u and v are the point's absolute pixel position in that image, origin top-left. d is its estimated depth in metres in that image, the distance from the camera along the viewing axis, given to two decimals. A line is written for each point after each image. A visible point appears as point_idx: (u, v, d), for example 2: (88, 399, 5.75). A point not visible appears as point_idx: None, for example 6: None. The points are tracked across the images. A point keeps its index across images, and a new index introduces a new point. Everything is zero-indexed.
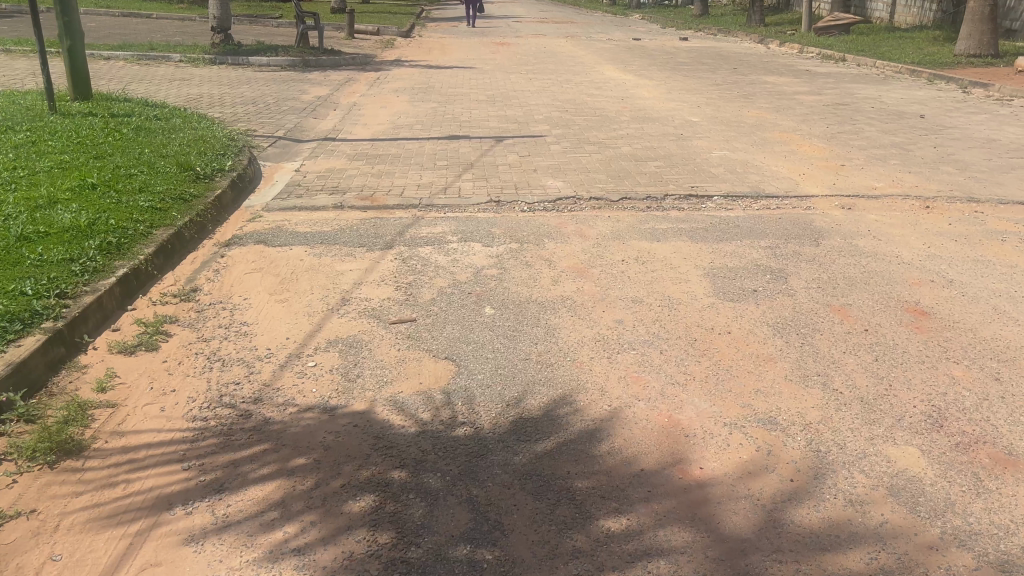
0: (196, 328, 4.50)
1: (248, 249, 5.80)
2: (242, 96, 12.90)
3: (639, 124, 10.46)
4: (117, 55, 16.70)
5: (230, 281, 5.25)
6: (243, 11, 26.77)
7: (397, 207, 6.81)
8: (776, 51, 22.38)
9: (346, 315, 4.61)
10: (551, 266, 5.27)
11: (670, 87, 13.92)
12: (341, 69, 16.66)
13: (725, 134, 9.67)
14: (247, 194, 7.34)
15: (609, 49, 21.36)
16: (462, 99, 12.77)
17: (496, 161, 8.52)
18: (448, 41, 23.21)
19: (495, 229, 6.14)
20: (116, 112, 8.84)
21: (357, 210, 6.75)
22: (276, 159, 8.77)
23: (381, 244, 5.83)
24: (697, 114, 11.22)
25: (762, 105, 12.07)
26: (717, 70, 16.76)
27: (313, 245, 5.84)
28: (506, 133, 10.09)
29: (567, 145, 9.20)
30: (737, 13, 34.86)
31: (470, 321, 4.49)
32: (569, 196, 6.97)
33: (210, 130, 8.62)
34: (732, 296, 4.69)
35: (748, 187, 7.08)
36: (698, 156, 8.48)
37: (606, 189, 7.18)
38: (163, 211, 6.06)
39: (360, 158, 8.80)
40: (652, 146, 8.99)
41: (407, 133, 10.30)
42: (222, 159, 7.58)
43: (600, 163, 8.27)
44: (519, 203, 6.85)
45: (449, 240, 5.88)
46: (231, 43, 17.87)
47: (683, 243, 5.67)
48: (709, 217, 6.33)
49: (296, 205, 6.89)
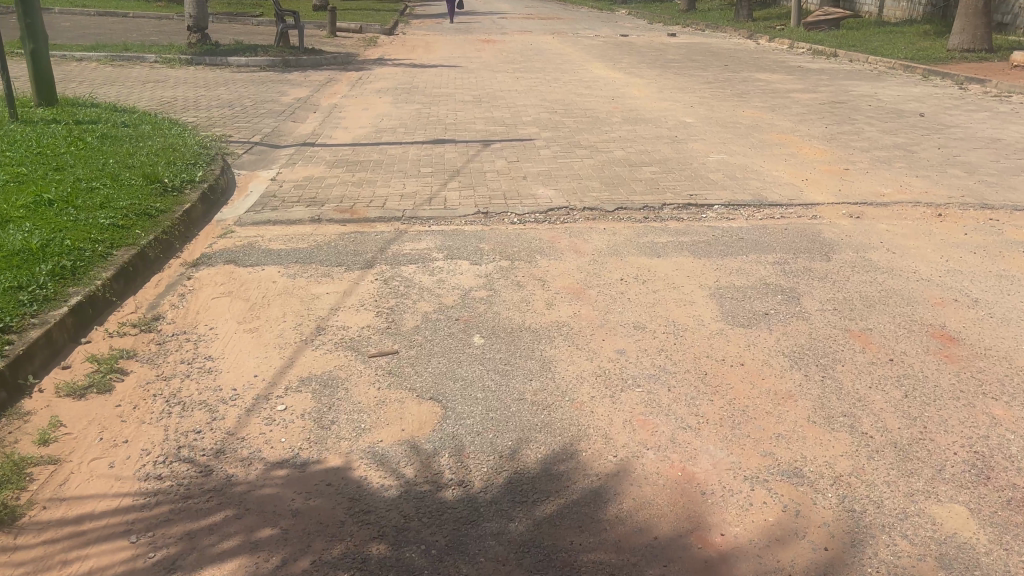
0: (156, 365, 4.09)
1: (217, 270, 5.39)
2: (219, 99, 12.46)
3: (631, 125, 10.09)
4: (90, 56, 16.18)
5: (196, 307, 4.83)
6: (222, 10, 26.14)
7: (379, 220, 6.42)
8: (765, 47, 22.06)
9: (321, 347, 4.20)
10: (544, 287, 4.89)
11: (661, 86, 13.57)
12: (323, 69, 16.20)
13: (720, 136, 9.30)
14: (219, 206, 6.92)
15: (596, 46, 21.01)
16: (447, 100, 12.36)
17: (483, 167, 8.13)
18: (433, 39, 22.79)
19: (483, 244, 5.75)
20: (81, 119, 8.39)
21: (336, 223, 6.34)
22: (251, 167, 8.35)
23: (360, 262, 5.43)
24: (690, 114, 10.85)
25: (757, 104, 11.73)
26: (707, 67, 16.43)
27: (287, 264, 5.43)
28: (493, 137, 9.69)
29: (558, 149, 8.81)
30: (725, 8, 34.54)
31: (457, 352, 4.10)
32: (561, 206, 6.59)
33: (181, 137, 8.19)
34: (742, 321, 4.32)
35: (749, 195, 6.72)
36: (695, 160, 8.11)
37: (600, 197, 6.81)
38: (126, 228, 5.63)
39: (340, 165, 8.39)
40: (646, 150, 8.62)
41: (390, 137, 9.89)
42: (192, 169, 7.15)
43: (593, 168, 7.89)
44: (509, 215, 6.46)
45: (434, 258, 5.49)
46: (209, 43, 17.38)
47: (684, 259, 5.30)
48: (710, 228, 5.97)
49: (271, 218, 6.47)
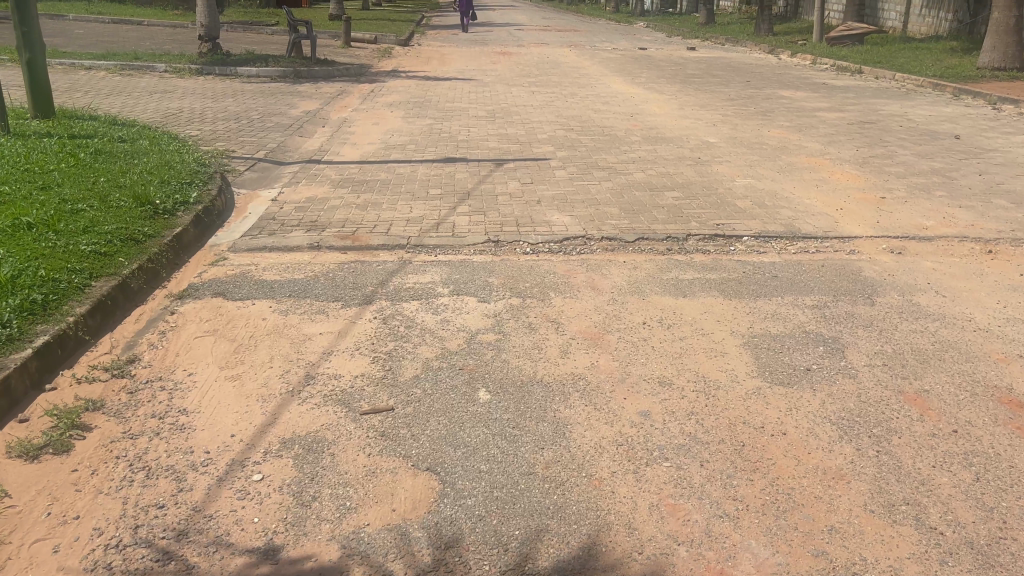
0: (123, 418, 3.65)
1: (204, 303, 4.97)
2: (225, 111, 12.10)
3: (651, 145, 9.62)
4: (98, 64, 15.90)
5: (176, 347, 4.40)
6: (237, 19, 25.97)
7: (382, 247, 5.98)
8: (787, 62, 21.56)
9: (310, 401, 3.76)
10: (559, 331, 4.43)
11: (681, 102, 13.13)
12: (335, 81, 15.84)
13: (746, 158, 8.83)
14: (213, 229, 6.51)
15: (615, 59, 20.61)
16: (460, 115, 11.96)
17: (495, 190, 7.70)
18: (448, 50, 22.47)
19: (492, 278, 5.30)
20: (76, 133, 8.01)
21: (336, 251, 5.92)
22: (252, 185, 7.94)
23: (359, 297, 5.00)
24: (713, 134, 10.38)
25: (782, 123, 11.27)
26: (729, 83, 15.99)
27: (280, 298, 5.00)
28: (507, 156, 9.26)
29: (574, 171, 8.37)
30: (745, 22, 34.06)
31: (461, 409, 3.65)
32: (578, 235, 6.14)
33: (179, 153, 7.80)
34: (781, 379, 3.86)
35: (780, 226, 6.26)
36: (720, 185, 7.64)
37: (619, 226, 6.35)
38: (108, 255, 5.20)
39: (345, 185, 7.98)
40: (668, 173, 8.16)
41: (399, 154, 9.47)
42: (187, 189, 6.75)
43: (611, 192, 7.44)
44: (521, 244, 6.01)
45: (440, 293, 5.05)
46: (220, 52, 17.07)
47: (713, 301, 4.83)
48: (739, 264, 5.50)
49: (266, 244, 6.05)
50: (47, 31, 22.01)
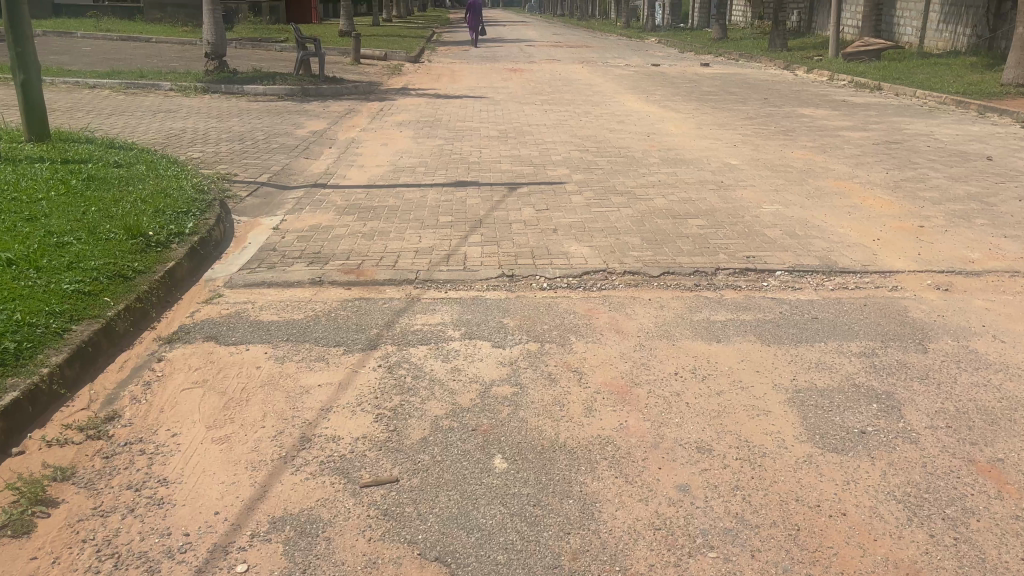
0: (95, 490, 3.25)
1: (195, 348, 4.58)
2: (229, 131, 11.78)
3: (671, 168, 9.22)
4: (103, 83, 15.65)
5: (160, 401, 4.00)
6: (247, 36, 25.75)
7: (388, 283, 5.58)
8: (804, 78, 21.16)
9: (305, 470, 3.36)
10: (581, 383, 4.02)
11: (699, 121, 12.73)
12: (343, 99, 15.52)
13: (771, 182, 8.41)
14: (209, 262, 6.13)
15: (628, 76, 20.27)
16: (471, 135, 11.60)
17: (508, 217, 7.31)
18: (459, 67, 22.17)
19: (506, 318, 4.89)
20: (70, 158, 7.67)
21: (338, 287, 5.52)
22: (253, 213, 7.57)
23: (362, 341, 4.59)
24: (734, 156, 9.97)
25: (805, 144, 10.86)
26: (747, 100, 15.59)
27: (276, 343, 4.60)
28: (520, 179, 8.87)
29: (591, 196, 7.97)
30: (759, 37, 33.70)
31: (475, 479, 3.23)
32: (598, 268, 5.73)
33: (176, 179, 7.44)
34: (834, 444, 3.43)
35: (815, 260, 5.83)
36: (747, 212, 7.22)
37: (642, 258, 5.93)
38: (92, 294, 4.82)
39: (351, 211, 7.60)
40: (690, 198, 7.75)
41: (408, 178, 9.09)
42: (182, 219, 6.38)
43: (631, 220, 7.03)
44: (537, 279, 5.60)
45: (450, 335, 4.64)
46: (227, 70, 16.80)
47: (749, 347, 4.41)
48: (774, 304, 5.08)
49: (265, 279, 5.66)
50: (55, 49, 21.85)
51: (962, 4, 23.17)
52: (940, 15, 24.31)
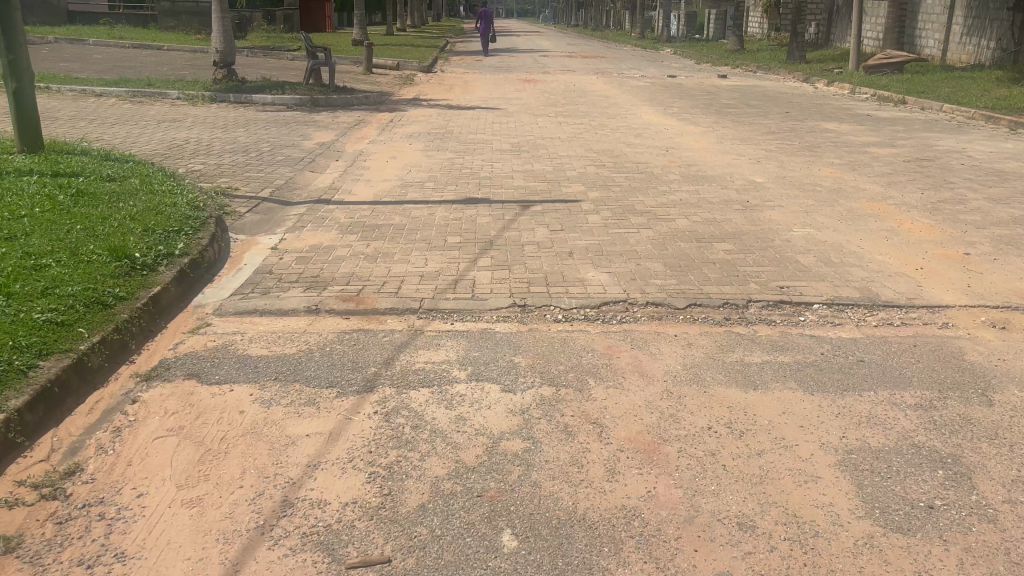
0: (41, 567, 2.81)
1: (174, 388, 4.14)
2: (233, 142, 11.39)
3: (693, 185, 8.75)
4: (109, 91, 15.34)
5: (129, 451, 3.56)
6: (260, 44, 25.44)
7: (390, 312, 5.14)
8: (825, 92, 20.66)
9: (284, 545, 2.90)
10: (603, 438, 3.56)
11: (719, 135, 12.28)
12: (353, 109, 15.14)
13: (800, 203, 7.94)
14: (200, 286, 5.71)
15: (644, 87, 19.85)
16: (483, 149, 11.19)
17: (521, 238, 6.87)
18: (472, 78, 21.81)
19: (518, 355, 4.44)
20: (60, 171, 7.27)
21: (336, 317, 5.09)
22: (251, 231, 7.16)
23: (359, 382, 4.15)
24: (759, 173, 9.51)
25: (832, 161, 10.38)
26: (768, 114, 15.12)
27: (263, 383, 4.16)
28: (534, 196, 8.44)
29: (609, 215, 7.53)
30: (776, 48, 33.20)
31: (481, 562, 2.77)
32: (619, 297, 5.27)
33: (171, 194, 7.03)
34: (898, 523, 2.96)
35: (855, 293, 5.36)
36: (776, 236, 6.75)
37: (666, 287, 5.47)
38: (66, 323, 4.39)
39: (354, 230, 7.17)
40: (714, 220, 7.29)
41: (416, 194, 8.66)
42: (172, 239, 5.96)
43: (653, 243, 6.57)
44: (551, 309, 5.14)
45: (456, 375, 4.19)
46: (235, 79, 16.46)
47: (790, 397, 3.94)
48: (813, 344, 4.61)
49: (257, 306, 5.23)
50: (65, 56, 21.62)
51: (987, 16, 22.62)
52: (963, 28, 23.76)
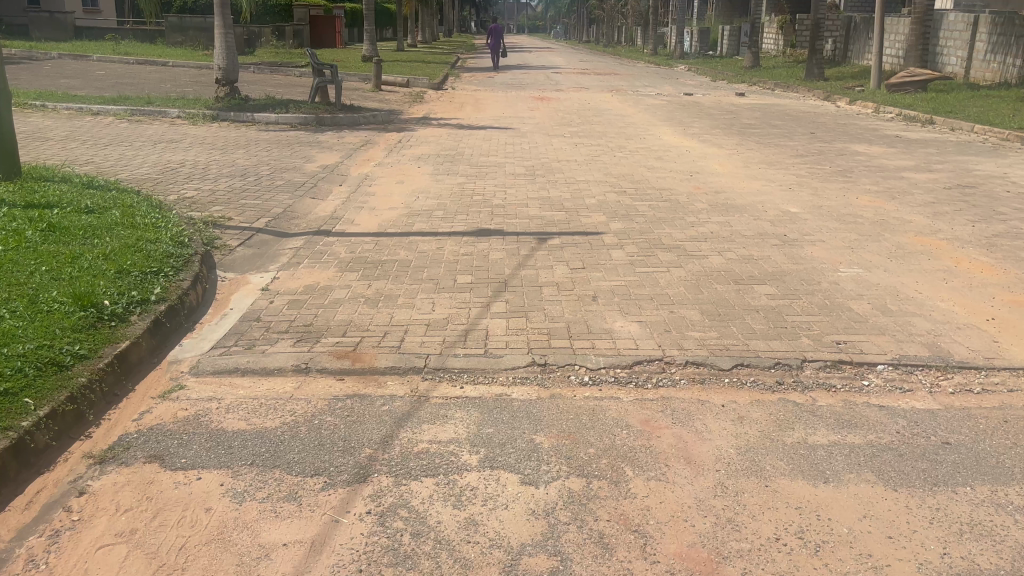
0: None
1: (130, 476, 3.48)
2: (231, 165, 10.82)
3: (722, 216, 8.10)
4: (107, 109, 14.81)
5: (65, 566, 2.91)
6: (268, 60, 24.99)
7: (390, 371, 4.48)
8: (847, 111, 19.97)
9: None
10: (647, 556, 2.88)
11: (745, 158, 11.63)
12: (360, 128, 14.56)
13: (843, 237, 7.25)
14: (177, 338, 5.07)
15: (662, 106, 19.24)
16: (496, 173, 10.57)
17: (539, 278, 6.21)
18: (484, 95, 21.24)
19: (538, 431, 3.77)
20: (33, 202, 6.68)
21: (328, 379, 4.43)
22: (241, 268, 6.54)
23: (349, 468, 3.48)
24: (792, 201, 8.84)
25: (868, 188, 9.71)
26: (793, 135, 14.47)
27: (236, 470, 3.50)
28: (550, 227, 7.79)
29: (635, 251, 6.87)
30: (792, 66, 32.55)
31: None
32: (653, 354, 4.60)
33: (153, 229, 6.42)
34: None
35: (924, 351, 4.67)
36: (822, 278, 6.08)
37: (706, 342, 4.80)
38: (9, 391, 3.74)
39: (354, 267, 6.53)
40: (751, 257, 6.62)
41: (424, 223, 8.03)
42: (149, 282, 5.33)
43: (686, 285, 5.91)
44: (576, 369, 4.46)
45: (465, 461, 3.52)
46: (238, 96, 15.91)
47: (870, 493, 3.25)
48: (885, 419, 3.92)
49: (238, 365, 4.58)
50: (68, 73, 21.16)
51: (1013, 33, 21.90)
52: (987, 45, 23.04)
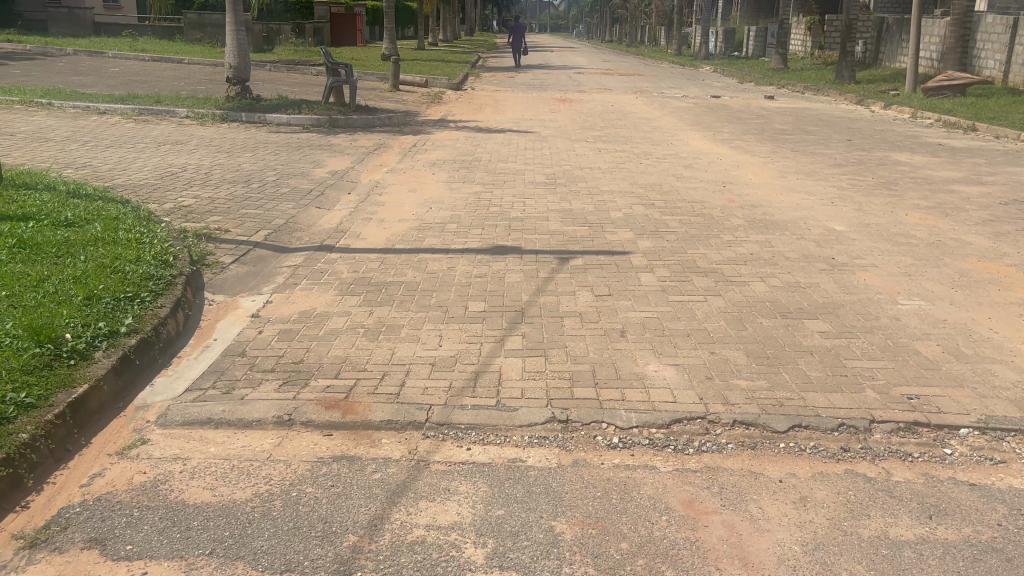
0: None
1: (62, 567, 2.86)
2: (235, 169, 10.23)
3: (761, 234, 7.42)
4: (114, 108, 14.30)
5: None
6: (285, 58, 24.49)
7: (386, 426, 3.84)
8: (882, 116, 19.13)
9: None
10: None
11: (780, 168, 10.93)
12: (374, 131, 13.96)
13: (897, 262, 6.54)
14: (148, 378, 4.45)
15: (689, 109, 18.53)
16: (515, 181, 9.92)
17: (560, 306, 5.55)
18: (505, 96, 20.61)
19: (558, 516, 3.11)
20: (8, 214, 6.09)
21: (314, 435, 3.80)
22: (232, 289, 5.92)
23: (328, 564, 2.85)
24: (836, 218, 8.13)
25: (917, 203, 8.97)
26: (829, 142, 13.71)
27: (192, 562, 2.87)
28: (573, 244, 7.14)
29: (666, 274, 6.21)
30: (821, 68, 31.61)
31: None
32: (693, 411, 3.93)
33: (136, 245, 5.81)
34: None
35: (1016, 411, 3.97)
36: (880, 312, 5.39)
37: (755, 394, 4.12)
38: None
39: (355, 290, 5.90)
40: (798, 285, 5.94)
41: (436, 238, 7.40)
42: (121, 310, 4.71)
43: (726, 319, 5.23)
44: (604, 428, 3.80)
45: (470, 558, 2.86)
46: (250, 96, 15.36)
47: None
48: (980, 506, 3.23)
49: (211, 415, 3.95)
50: (80, 69, 20.76)
51: None
52: None
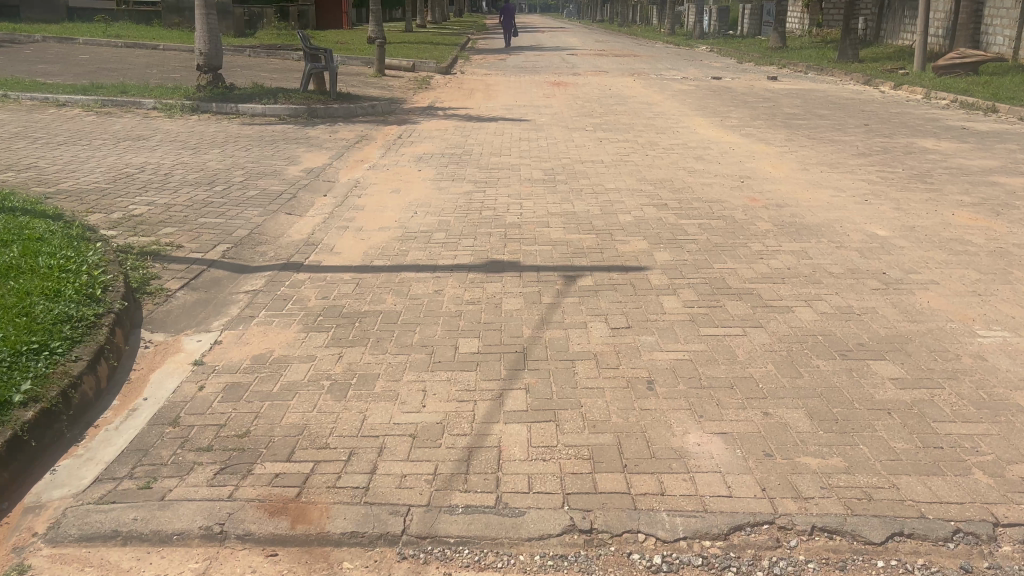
0: None
1: None
2: (198, 169, 9.21)
3: (794, 242, 6.47)
4: (75, 100, 13.22)
5: None
6: (265, 42, 23.32)
7: (349, 541, 2.89)
8: (894, 97, 18.14)
9: None
10: None
11: (799, 158, 9.98)
12: (356, 121, 12.91)
13: (958, 277, 5.58)
14: (46, 465, 3.46)
15: (691, 91, 17.52)
16: (509, 178, 8.94)
17: (569, 344, 4.58)
18: (496, 80, 19.56)
19: None
20: None
21: (253, 557, 2.84)
22: (175, 327, 4.93)
23: None
24: (875, 219, 7.17)
25: (960, 199, 8.01)
26: (846, 128, 12.74)
27: None
28: (579, 257, 6.16)
29: (693, 297, 5.24)
30: (822, 46, 30.57)
31: None
32: (757, 511, 2.97)
33: (56, 275, 4.81)
34: None
35: None
36: (959, 348, 4.44)
37: (833, 480, 3.16)
38: None
39: (324, 324, 4.92)
40: (850, 311, 4.98)
41: (421, 250, 6.43)
42: (17, 370, 3.71)
43: (775, 362, 4.26)
44: (639, 541, 2.84)
45: None
46: (223, 84, 14.22)
47: None
48: None
49: (121, 525, 2.99)
50: (47, 57, 19.57)
51: None
52: None
